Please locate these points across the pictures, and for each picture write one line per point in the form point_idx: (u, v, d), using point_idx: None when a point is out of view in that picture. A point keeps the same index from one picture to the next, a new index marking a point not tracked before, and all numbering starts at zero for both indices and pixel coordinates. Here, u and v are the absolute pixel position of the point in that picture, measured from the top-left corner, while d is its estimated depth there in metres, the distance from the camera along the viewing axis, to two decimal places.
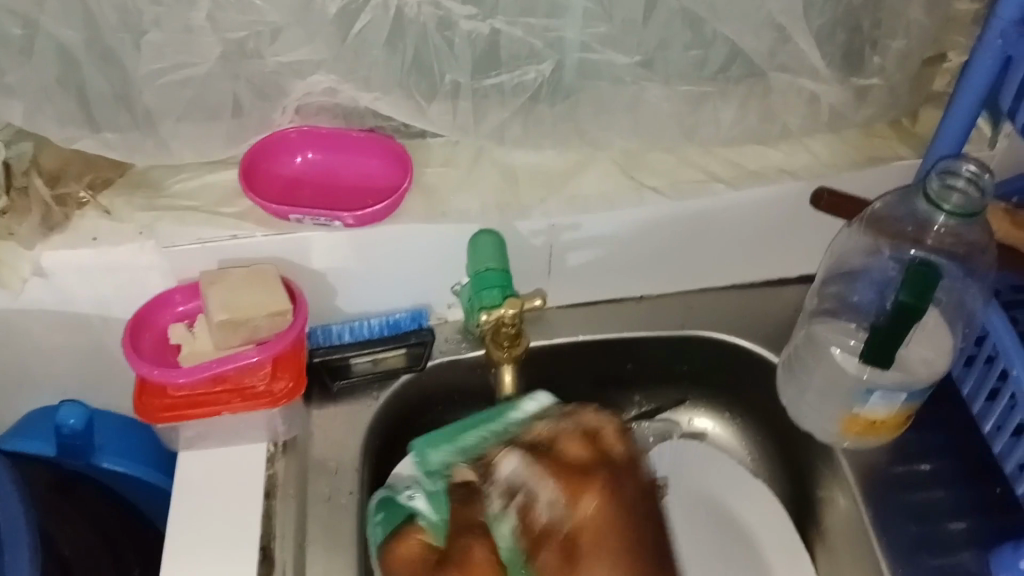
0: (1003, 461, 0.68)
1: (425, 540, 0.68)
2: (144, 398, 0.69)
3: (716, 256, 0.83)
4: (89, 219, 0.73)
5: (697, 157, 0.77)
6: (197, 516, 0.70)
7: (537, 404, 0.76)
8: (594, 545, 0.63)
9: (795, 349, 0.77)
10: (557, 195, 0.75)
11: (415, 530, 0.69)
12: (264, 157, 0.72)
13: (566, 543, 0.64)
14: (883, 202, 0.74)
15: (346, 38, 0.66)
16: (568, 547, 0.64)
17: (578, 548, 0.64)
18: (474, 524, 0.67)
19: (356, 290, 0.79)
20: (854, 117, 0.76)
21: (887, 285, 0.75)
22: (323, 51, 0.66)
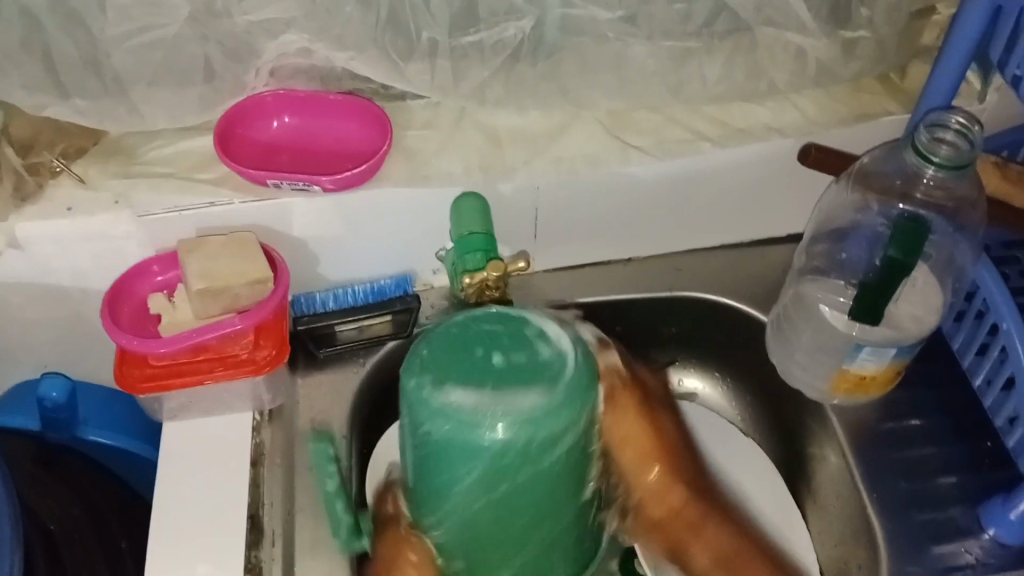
0: (994, 414, 0.69)
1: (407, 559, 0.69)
2: (123, 368, 0.68)
3: (704, 217, 0.82)
4: (63, 188, 0.72)
5: (683, 115, 0.76)
6: (182, 486, 0.70)
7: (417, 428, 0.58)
8: (651, 407, 0.70)
9: (784, 309, 0.76)
10: (541, 155, 0.73)
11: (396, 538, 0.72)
12: (239, 123, 0.70)
13: (636, 407, 0.69)
14: (871, 155, 0.73)
15: None
16: (641, 410, 0.69)
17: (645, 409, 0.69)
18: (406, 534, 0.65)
19: (340, 257, 0.78)
20: (841, 72, 0.75)
21: (877, 240, 0.74)
22: (294, 9, 0.65)
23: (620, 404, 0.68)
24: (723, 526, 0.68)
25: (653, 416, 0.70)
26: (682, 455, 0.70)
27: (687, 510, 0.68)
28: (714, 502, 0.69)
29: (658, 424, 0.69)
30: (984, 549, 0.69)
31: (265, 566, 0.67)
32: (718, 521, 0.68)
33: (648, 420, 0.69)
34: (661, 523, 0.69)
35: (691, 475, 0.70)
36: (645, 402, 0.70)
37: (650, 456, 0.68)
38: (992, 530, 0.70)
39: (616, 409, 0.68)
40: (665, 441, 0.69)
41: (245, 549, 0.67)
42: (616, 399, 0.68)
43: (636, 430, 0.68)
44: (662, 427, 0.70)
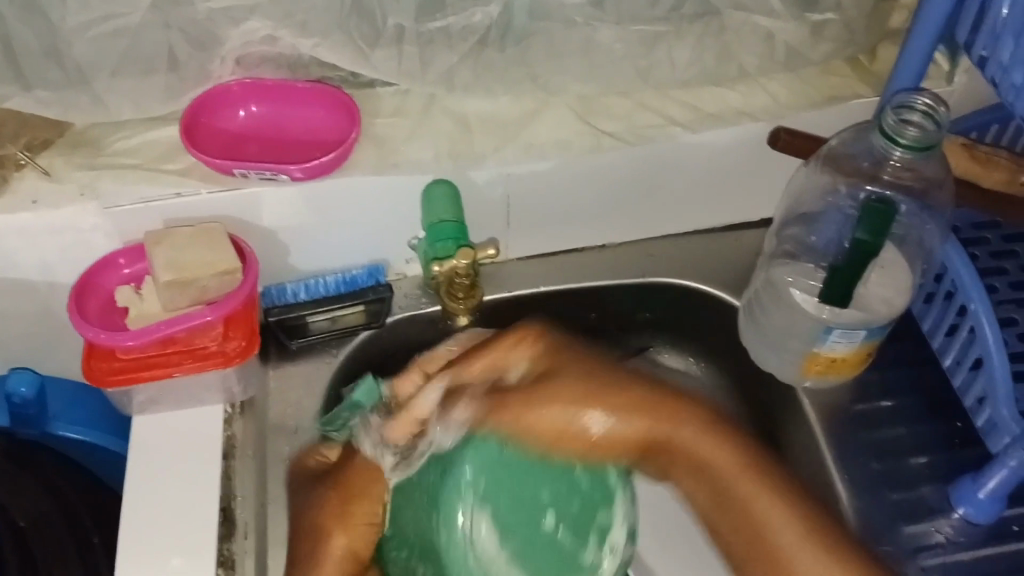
0: (963, 395, 0.70)
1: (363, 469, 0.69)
2: (91, 362, 0.67)
3: (678, 202, 0.82)
4: (28, 181, 0.70)
5: (654, 100, 0.76)
6: (153, 481, 0.69)
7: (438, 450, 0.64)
8: (576, 360, 0.65)
9: (755, 293, 0.77)
10: (512, 142, 0.73)
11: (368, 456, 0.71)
12: (204, 112, 0.69)
13: (542, 367, 0.65)
14: (838, 138, 0.73)
15: None
16: (568, 362, 0.65)
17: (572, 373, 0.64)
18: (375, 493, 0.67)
19: (310, 248, 0.77)
20: (811, 55, 0.75)
21: (846, 224, 0.75)
22: None
23: (534, 376, 0.64)
24: (705, 445, 0.65)
25: (585, 369, 0.64)
26: (647, 396, 0.64)
27: (671, 442, 0.64)
28: (695, 420, 0.65)
29: (595, 373, 0.64)
30: (954, 528, 0.70)
31: (238, 557, 0.68)
32: (700, 443, 0.65)
33: (591, 370, 0.64)
34: (656, 456, 0.65)
35: (670, 399, 0.65)
36: (542, 377, 0.64)
37: (599, 413, 0.62)
38: (961, 510, 0.70)
39: (538, 371, 0.64)
40: (631, 390, 0.64)
41: (218, 542, 0.67)
42: (533, 363, 0.65)
43: (566, 389, 0.63)
44: (604, 376, 0.64)
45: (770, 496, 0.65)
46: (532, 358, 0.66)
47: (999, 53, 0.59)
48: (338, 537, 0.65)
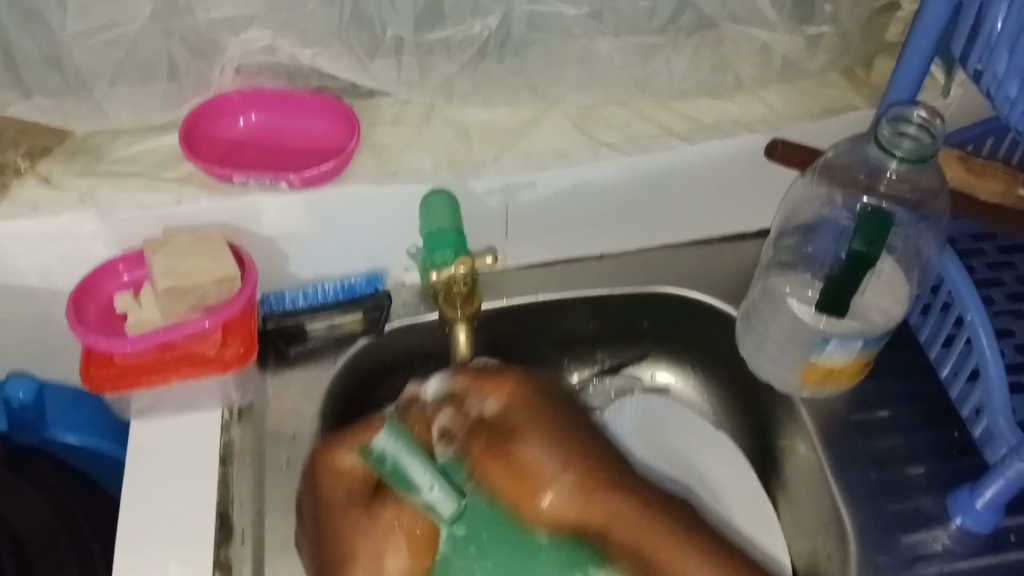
0: (960, 404, 0.70)
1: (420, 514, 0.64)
2: (91, 368, 0.68)
3: (676, 212, 0.82)
4: (27, 187, 0.71)
5: (652, 110, 0.76)
6: (152, 488, 0.69)
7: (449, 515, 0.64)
8: (548, 419, 0.67)
9: (752, 303, 0.77)
10: (510, 151, 0.73)
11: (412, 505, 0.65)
12: (204, 120, 0.69)
13: (517, 427, 0.66)
14: (834, 150, 0.73)
15: None
16: (529, 424, 0.67)
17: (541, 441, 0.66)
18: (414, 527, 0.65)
19: (309, 255, 0.78)
20: (807, 66, 0.75)
21: (842, 234, 0.75)
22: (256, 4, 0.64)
23: (507, 426, 0.67)
24: (630, 529, 0.64)
25: (563, 433, 0.67)
26: (594, 468, 0.66)
27: (598, 511, 0.65)
28: (627, 498, 0.65)
29: (556, 442, 0.66)
30: (952, 537, 0.70)
31: (236, 564, 0.67)
32: (631, 522, 0.64)
33: (555, 434, 0.66)
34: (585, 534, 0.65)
35: (611, 482, 0.66)
36: (505, 433, 0.66)
37: (548, 488, 0.64)
38: (959, 519, 0.70)
39: (507, 426, 0.67)
40: (570, 460, 0.65)
41: (214, 547, 0.67)
42: (506, 409, 0.67)
43: (528, 455, 0.65)
44: (569, 443, 0.66)
45: (696, 562, 0.63)
46: (520, 411, 0.67)
47: (994, 65, 0.60)
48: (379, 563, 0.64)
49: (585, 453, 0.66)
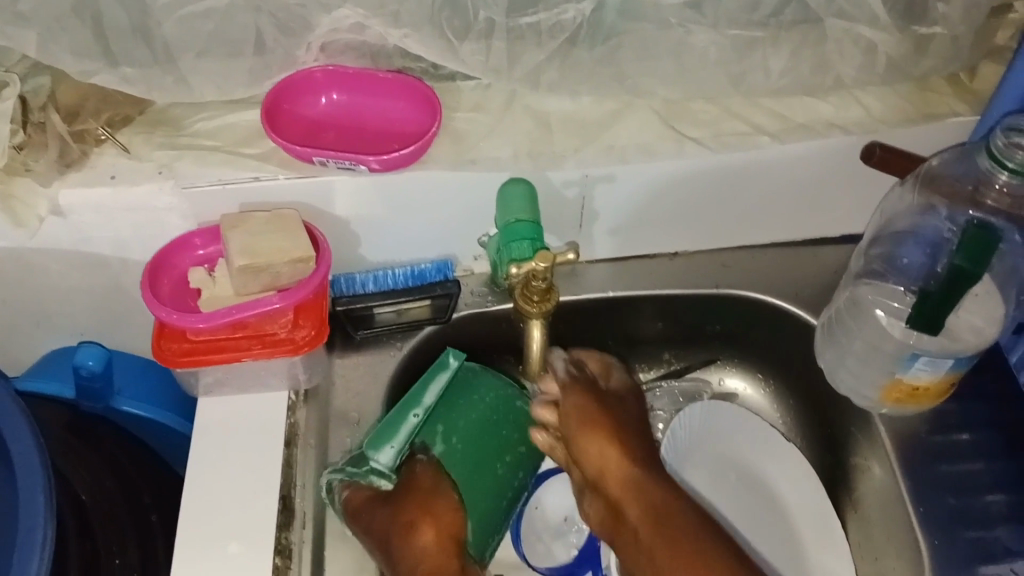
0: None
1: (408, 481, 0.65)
2: (162, 342, 0.67)
3: (757, 215, 0.80)
4: (107, 156, 0.71)
5: (742, 108, 0.73)
6: (214, 465, 0.69)
7: (439, 387, 0.69)
8: (612, 418, 0.69)
9: (835, 312, 0.74)
10: (591, 143, 0.71)
11: (415, 463, 0.66)
12: (287, 98, 0.69)
13: (635, 460, 0.66)
14: (939, 159, 0.70)
15: None
16: (636, 458, 0.67)
17: (609, 490, 0.66)
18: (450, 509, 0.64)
19: (380, 238, 0.77)
20: (912, 69, 0.71)
21: (938, 247, 0.70)
22: None
23: (622, 468, 0.66)
24: (683, 550, 0.62)
25: (671, 501, 0.64)
26: (676, 500, 0.65)
27: (678, 541, 0.62)
28: (723, 551, 0.62)
29: (635, 508, 0.64)
30: None
31: (295, 547, 0.66)
32: (687, 538, 0.62)
33: (678, 502, 0.64)
34: (646, 557, 0.63)
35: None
36: (610, 398, 0.71)
37: (607, 455, 0.66)
38: None
39: (593, 430, 0.67)
40: (706, 527, 0.63)
41: (275, 530, 0.66)
42: (577, 414, 0.68)
43: (640, 484, 0.65)
44: (648, 478, 0.66)
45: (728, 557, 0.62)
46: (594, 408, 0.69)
47: None
48: (416, 536, 0.62)
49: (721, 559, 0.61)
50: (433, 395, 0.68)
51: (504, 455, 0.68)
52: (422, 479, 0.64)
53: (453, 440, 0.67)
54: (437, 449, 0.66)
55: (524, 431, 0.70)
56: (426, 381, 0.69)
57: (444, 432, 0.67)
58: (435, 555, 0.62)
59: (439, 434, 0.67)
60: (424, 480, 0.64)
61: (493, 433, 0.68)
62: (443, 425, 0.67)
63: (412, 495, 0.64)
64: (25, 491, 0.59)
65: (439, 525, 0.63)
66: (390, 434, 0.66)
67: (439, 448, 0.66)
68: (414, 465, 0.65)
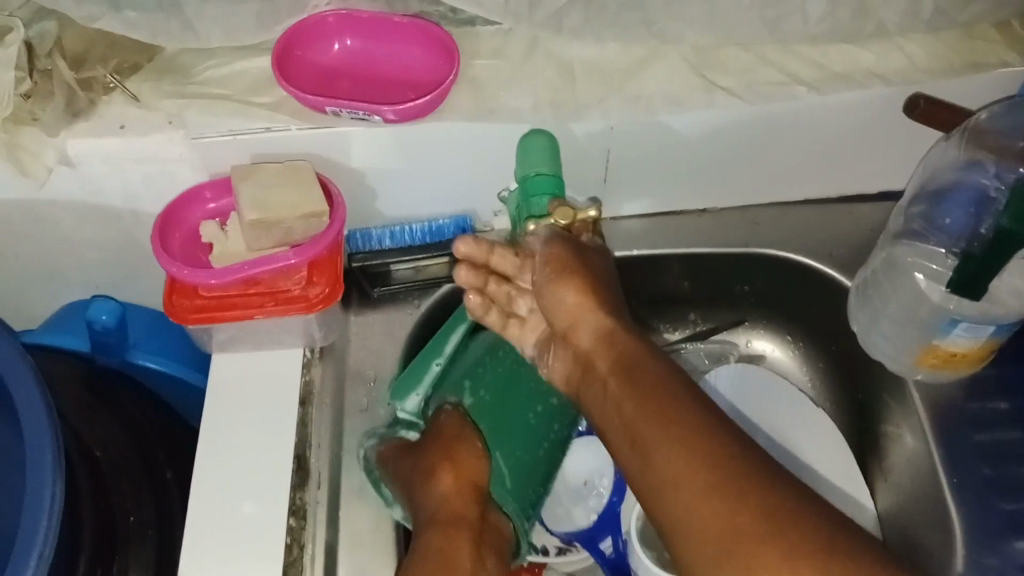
0: None
1: (434, 430, 0.64)
2: (174, 298, 0.66)
3: (790, 169, 0.76)
4: (116, 105, 0.69)
5: (778, 55, 0.69)
6: (227, 424, 0.67)
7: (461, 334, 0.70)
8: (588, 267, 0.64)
9: (871, 273, 0.70)
10: (617, 92, 0.68)
11: (442, 414, 0.65)
12: (300, 43, 0.66)
13: (611, 316, 0.62)
14: (989, 112, 0.66)
15: None
16: (609, 310, 0.62)
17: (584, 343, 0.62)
18: (472, 456, 0.63)
19: (397, 192, 0.74)
20: (961, 15, 0.67)
21: (983, 206, 0.65)
22: None
23: (597, 321, 0.62)
24: (661, 420, 0.53)
25: (654, 359, 0.58)
26: (658, 363, 0.58)
27: (659, 412, 0.54)
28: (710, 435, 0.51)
29: (617, 369, 0.59)
30: None
31: (310, 508, 0.65)
32: (667, 406, 0.54)
33: (661, 364, 0.57)
34: (633, 447, 0.54)
35: (722, 469, 0.49)
36: (592, 256, 0.65)
37: (572, 299, 0.62)
38: None
39: (563, 280, 0.63)
40: (688, 396, 0.54)
41: (290, 491, 0.64)
42: (549, 264, 0.64)
43: (618, 340, 0.60)
44: (623, 336, 0.60)
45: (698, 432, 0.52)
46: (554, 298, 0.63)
47: None
48: (438, 485, 0.61)
49: (725, 443, 0.51)
50: (454, 343, 0.69)
51: (536, 406, 0.67)
52: (445, 426, 0.64)
53: (480, 393, 0.66)
54: (464, 400, 0.66)
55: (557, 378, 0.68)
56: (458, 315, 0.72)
57: (469, 386, 0.67)
58: (455, 502, 0.61)
59: (467, 388, 0.67)
60: (447, 430, 0.64)
61: (520, 384, 0.68)
62: (470, 378, 0.67)
63: (436, 443, 0.64)
64: (33, 449, 0.57)
65: (462, 473, 0.62)
66: (414, 382, 0.68)
67: (465, 399, 0.66)
68: (439, 416, 0.65)
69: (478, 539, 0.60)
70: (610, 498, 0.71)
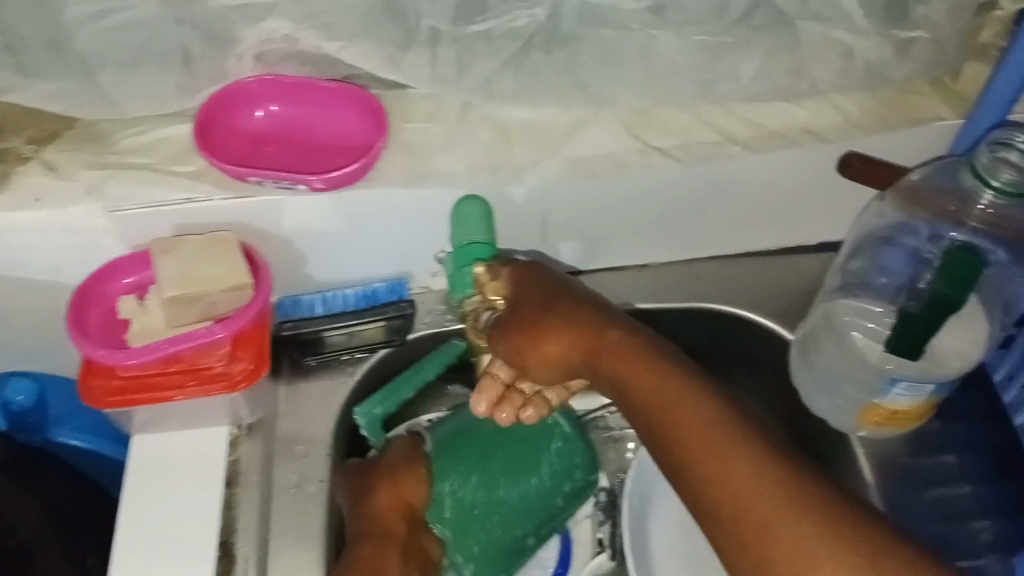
0: None
1: (390, 452, 0.65)
2: (90, 379, 0.62)
3: (732, 226, 0.75)
4: (32, 176, 0.65)
5: (714, 114, 0.69)
6: (147, 507, 0.65)
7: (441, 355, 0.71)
8: (534, 308, 0.60)
9: (811, 329, 0.69)
10: (553, 155, 0.66)
11: (403, 441, 0.65)
12: (222, 111, 0.64)
13: (593, 333, 0.58)
14: (921, 173, 0.65)
15: None
16: (588, 329, 0.59)
17: (585, 372, 0.59)
18: (414, 480, 0.63)
19: (328, 257, 0.72)
20: (894, 73, 0.67)
21: (920, 262, 0.66)
22: None
23: (586, 351, 0.59)
24: (702, 442, 0.51)
25: (662, 368, 0.55)
26: (672, 372, 0.55)
27: (695, 436, 0.52)
28: (758, 449, 0.50)
29: (629, 396, 0.56)
30: None
31: None
32: (704, 424, 0.52)
33: (671, 373, 0.55)
34: (679, 481, 0.52)
35: (791, 479, 0.49)
36: (528, 293, 0.61)
37: (548, 359, 0.59)
38: None
39: (533, 336, 0.60)
40: (715, 407, 0.53)
41: None
42: (501, 340, 0.60)
43: (613, 361, 0.57)
44: (614, 354, 0.57)
45: (709, 436, 0.51)
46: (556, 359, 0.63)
47: None
48: (378, 498, 0.61)
49: (738, 450, 0.50)
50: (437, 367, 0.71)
51: (506, 459, 0.65)
52: (397, 450, 0.64)
53: (455, 432, 0.66)
54: (437, 437, 0.67)
55: (541, 433, 0.67)
56: (440, 358, 0.72)
57: (451, 425, 0.67)
58: (386, 517, 0.61)
59: (446, 427, 0.67)
60: (399, 454, 0.64)
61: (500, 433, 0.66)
62: (453, 420, 0.68)
63: (385, 464, 0.63)
64: None
65: (401, 491, 0.62)
66: (381, 396, 0.69)
67: (437, 435, 0.67)
68: (397, 442, 0.66)
69: (406, 556, 0.61)
70: (555, 569, 0.72)
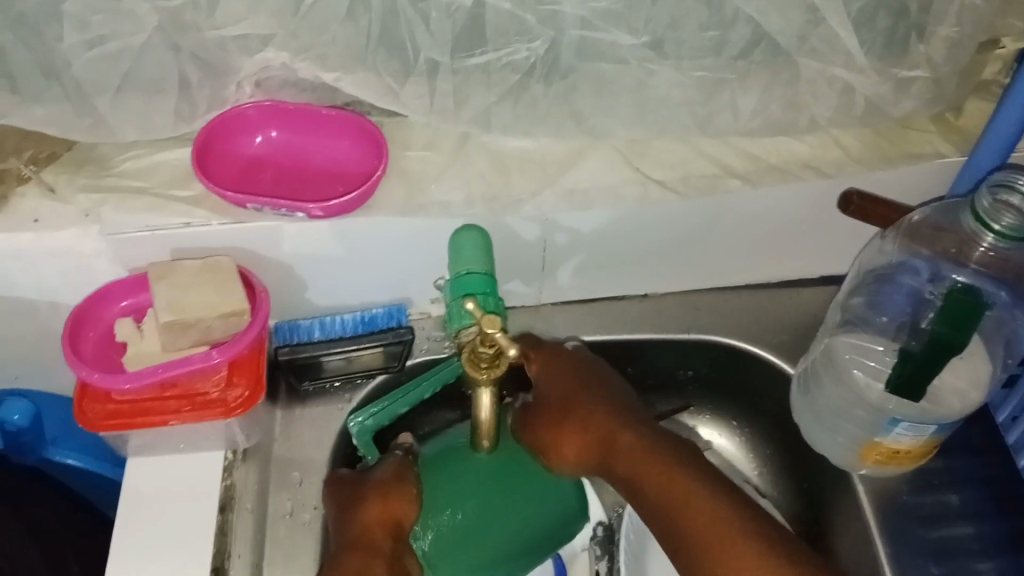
0: (1017, 452, 0.71)
1: (382, 468, 0.63)
2: (85, 403, 0.62)
3: (732, 258, 0.75)
4: (30, 198, 0.66)
5: (713, 147, 0.69)
6: (141, 531, 0.64)
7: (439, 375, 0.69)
8: (556, 407, 0.63)
9: (813, 363, 0.69)
10: (552, 186, 0.66)
11: (396, 459, 0.64)
12: (220, 137, 0.64)
13: (604, 432, 0.62)
14: (922, 214, 0.65)
15: (297, 11, 0.57)
16: (597, 429, 0.62)
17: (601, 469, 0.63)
18: (402, 499, 0.61)
19: (327, 283, 0.71)
20: (894, 110, 0.67)
21: (921, 302, 0.65)
22: (270, 25, 0.58)
23: (597, 449, 0.62)
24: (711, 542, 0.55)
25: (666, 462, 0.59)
26: (679, 466, 0.59)
27: (710, 534, 0.55)
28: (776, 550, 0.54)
29: (638, 491, 0.60)
30: None
31: None
32: (716, 521, 0.56)
33: (675, 467, 0.59)
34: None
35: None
36: (551, 389, 0.64)
37: (569, 459, 0.62)
38: None
39: (548, 436, 0.63)
40: (728, 506, 0.56)
41: None
42: (532, 435, 0.63)
43: (625, 461, 0.60)
44: (626, 454, 0.60)
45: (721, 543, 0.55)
46: None
47: None
48: (364, 515, 0.60)
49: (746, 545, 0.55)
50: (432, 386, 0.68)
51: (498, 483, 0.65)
52: (388, 468, 0.63)
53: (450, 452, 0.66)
54: (430, 454, 0.67)
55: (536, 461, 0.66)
56: (439, 379, 0.68)
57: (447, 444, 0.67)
58: (372, 534, 0.59)
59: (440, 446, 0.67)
60: (387, 472, 0.63)
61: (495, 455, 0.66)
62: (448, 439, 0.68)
63: (375, 481, 0.62)
64: None
65: (387, 509, 0.60)
66: (377, 411, 0.67)
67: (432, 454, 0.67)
68: (389, 458, 0.65)
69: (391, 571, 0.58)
70: None
